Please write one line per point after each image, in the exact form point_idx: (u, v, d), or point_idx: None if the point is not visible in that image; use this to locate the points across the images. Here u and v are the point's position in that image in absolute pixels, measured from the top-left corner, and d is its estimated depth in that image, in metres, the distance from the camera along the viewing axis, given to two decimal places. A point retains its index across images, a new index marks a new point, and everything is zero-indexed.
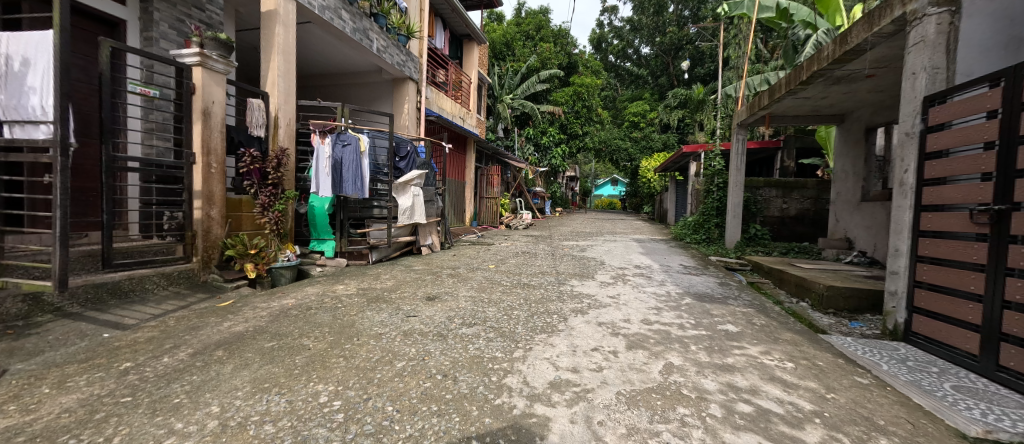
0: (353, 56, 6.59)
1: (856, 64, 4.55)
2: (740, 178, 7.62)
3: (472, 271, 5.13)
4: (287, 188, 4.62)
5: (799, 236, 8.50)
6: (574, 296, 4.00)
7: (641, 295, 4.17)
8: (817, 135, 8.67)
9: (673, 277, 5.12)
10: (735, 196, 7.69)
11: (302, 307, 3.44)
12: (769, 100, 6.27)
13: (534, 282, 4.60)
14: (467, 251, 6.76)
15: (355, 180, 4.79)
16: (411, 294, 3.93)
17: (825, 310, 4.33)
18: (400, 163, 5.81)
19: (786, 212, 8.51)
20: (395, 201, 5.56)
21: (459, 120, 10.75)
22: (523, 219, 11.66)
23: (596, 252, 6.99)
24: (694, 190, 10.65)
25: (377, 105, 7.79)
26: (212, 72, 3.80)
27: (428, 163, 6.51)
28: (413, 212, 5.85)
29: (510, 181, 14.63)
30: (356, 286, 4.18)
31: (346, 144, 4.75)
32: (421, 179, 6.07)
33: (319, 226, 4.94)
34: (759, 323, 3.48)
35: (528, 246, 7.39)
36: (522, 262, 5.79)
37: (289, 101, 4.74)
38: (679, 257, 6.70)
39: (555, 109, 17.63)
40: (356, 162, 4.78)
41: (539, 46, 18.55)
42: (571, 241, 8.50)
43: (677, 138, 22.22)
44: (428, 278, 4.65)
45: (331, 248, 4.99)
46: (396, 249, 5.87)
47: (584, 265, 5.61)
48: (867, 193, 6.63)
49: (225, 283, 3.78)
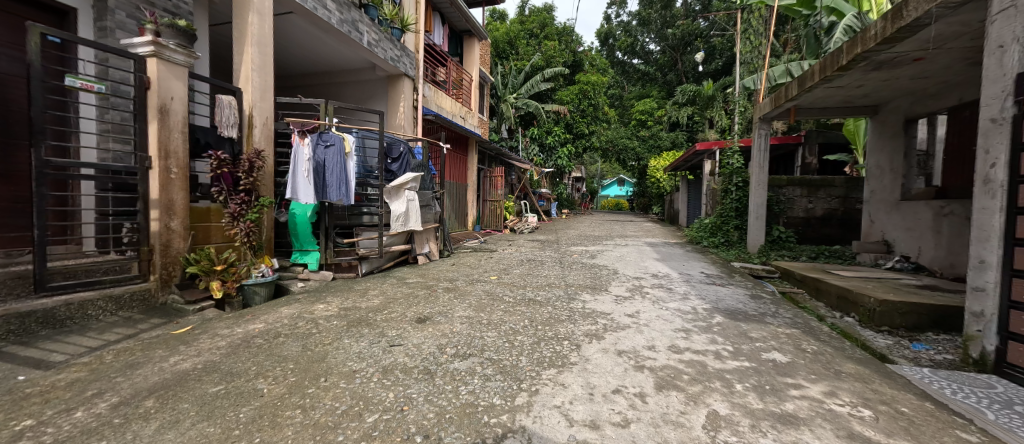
0: (342, 50, 6.13)
1: (908, 44, 3.98)
2: (763, 177, 7.01)
3: (472, 284, 4.62)
4: (264, 194, 4.15)
5: (827, 238, 7.86)
6: (587, 316, 3.47)
7: (665, 313, 3.62)
8: (844, 129, 8.05)
9: (696, 289, 4.55)
10: (758, 196, 7.08)
11: (271, 333, 2.95)
12: (798, 90, 5.68)
13: (541, 298, 4.06)
14: (468, 259, 6.25)
15: (340, 185, 4.31)
16: (401, 314, 3.43)
17: (877, 328, 3.76)
18: (392, 165, 5.34)
19: (812, 212, 7.89)
20: (387, 207, 5.08)
21: (460, 120, 10.28)
22: (529, 222, 11.11)
23: (608, 259, 6.43)
24: (709, 190, 10.05)
25: (371, 103, 7.32)
26: (171, 64, 3.33)
27: (423, 165, 6.02)
28: (407, 218, 5.36)
29: (514, 183, 14.11)
30: (339, 304, 3.68)
31: (329, 144, 4.26)
32: (416, 183, 5.58)
33: (301, 236, 4.45)
34: (810, 349, 2.90)
35: (534, 253, 6.86)
36: (528, 273, 5.26)
37: (266, 97, 4.27)
38: (700, 264, 6.12)
39: (560, 108, 17.20)
40: (340, 165, 4.29)
41: (544, 43, 18.09)
42: (580, 246, 7.94)
43: (687, 136, 21.55)
44: (421, 294, 4.13)
45: (314, 260, 4.49)
46: (389, 259, 5.37)
47: (596, 276, 5.07)
48: (908, 190, 6.02)
49: (186, 306, 3.29)
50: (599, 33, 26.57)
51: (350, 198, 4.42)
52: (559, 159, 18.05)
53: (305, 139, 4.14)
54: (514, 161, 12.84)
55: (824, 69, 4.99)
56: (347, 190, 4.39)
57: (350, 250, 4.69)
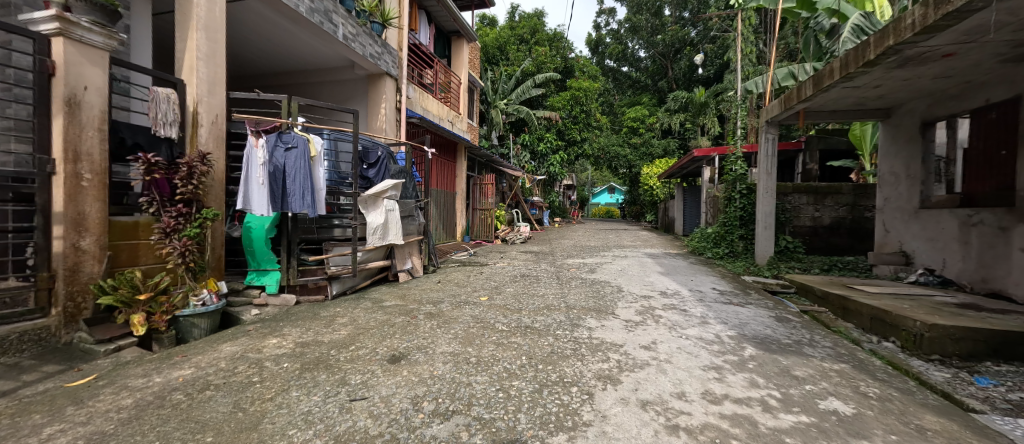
0: (316, 45, 5.55)
1: (947, 35, 3.55)
2: (772, 183, 6.55)
3: (459, 307, 4.01)
4: (211, 205, 3.52)
5: (836, 248, 7.45)
6: (595, 350, 2.89)
7: (686, 344, 3.06)
8: (850, 133, 7.71)
9: (714, 310, 4.02)
10: (766, 204, 6.59)
11: (197, 385, 2.30)
12: (813, 90, 5.23)
13: (539, 324, 3.48)
14: (455, 275, 5.64)
15: (303, 194, 3.68)
16: (371, 351, 2.81)
17: (925, 356, 3.27)
18: (369, 171, 4.74)
19: (819, 221, 7.49)
20: (363, 218, 4.47)
21: (448, 124, 9.74)
22: (521, 233, 10.53)
23: (609, 274, 5.87)
24: (708, 198, 9.65)
25: (350, 105, 6.71)
26: (83, 47, 2.71)
27: (406, 171, 5.42)
28: (386, 231, 4.75)
29: (505, 191, 13.55)
30: (295, 338, 3.04)
31: (290, 146, 3.66)
32: (397, 191, 4.97)
33: (259, 253, 3.81)
34: (873, 394, 2.35)
35: (528, 268, 6.28)
36: (522, 292, 4.68)
37: (215, 92, 3.64)
38: (710, 279, 5.60)
39: (552, 114, 16.81)
40: (304, 170, 3.68)
41: (535, 49, 17.75)
42: (577, 259, 7.40)
43: (679, 143, 21.36)
44: (398, 321, 3.50)
45: (273, 281, 3.83)
46: (365, 278, 4.74)
47: (599, 295, 4.51)
48: (927, 198, 5.62)
49: (96, 346, 2.63)
50: (589, 41, 26.52)
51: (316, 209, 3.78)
52: (551, 166, 17.56)
53: (261, 140, 3.56)
54: (504, 168, 12.31)
55: (846, 65, 4.54)
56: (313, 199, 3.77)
57: (319, 268, 4.05)
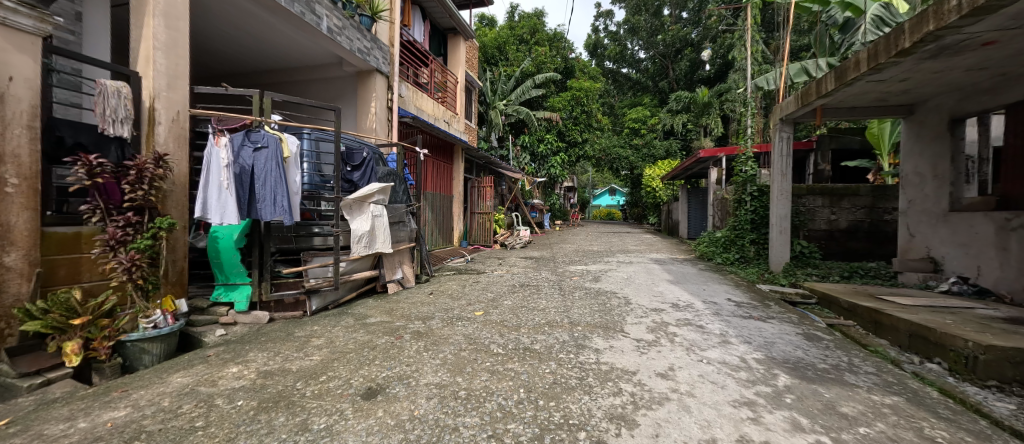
0: (299, 39, 5.19)
1: (995, 19, 3.16)
2: (786, 185, 6.14)
3: (451, 324, 3.62)
4: (170, 213, 3.14)
5: (854, 253, 7.04)
6: (605, 381, 2.48)
7: (708, 371, 2.65)
8: (867, 132, 7.33)
9: (733, 326, 3.62)
10: (781, 207, 6.19)
11: (125, 433, 1.90)
12: (833, 84, 4.83)
13: (539, 345, 3.08)
14: (449, 285, 5.25)
15: (275, 198, 3.30)
16: (343, 383, 2.41)
17: (980, 382, 2.86)
18: (353, 174, 4.35)
19: (835, 224, 7.09)
20: (346, 225, 4.11)
21: (445, 125, 9.37)
22: (521, 237, 10.14)
23: (614, 282, 5.48)
24: (715, 200, 9.25)
25: (339, 103, 6.32)
26: (9, 31, 2.34)
27: (396, 173, 5.04)
28: (373, 239, 4.37)
29: (504, 194, 13.17)
30: (259, 366, 2.64)
31: (259, 146, 3.29)
32: (385, 195, 4.59)
33: (227, 266, 3.42)
34: (944, 439, 1.95)
35: (528, 276, 5.89)
36: (521, 304, 4.30)
37: (176, 86, 3.26)
38: (724, 288, 5.19)
39: (552, 115, 16.47)
40: (276, 172, 3.30)
41: (534, 49, 17.41)
42: (579, 266, 7.00)
43: (681, 144, 21.00)
44: (380, 343, 3.11)
45: (243, 297, 3.44)
46: (350, 290, 4.36)
47: (605, 309, 4.11)
48: (957, 200, 5.21)
49: (19, 380, 2.24)
50: (588, 43, 26.25)
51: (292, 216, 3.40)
52: (552, 168, 17.14)
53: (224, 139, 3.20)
54: (503, 170, 11.94)
55: (873, 56, 4.11)
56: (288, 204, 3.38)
57: (296, 282, 3.67)
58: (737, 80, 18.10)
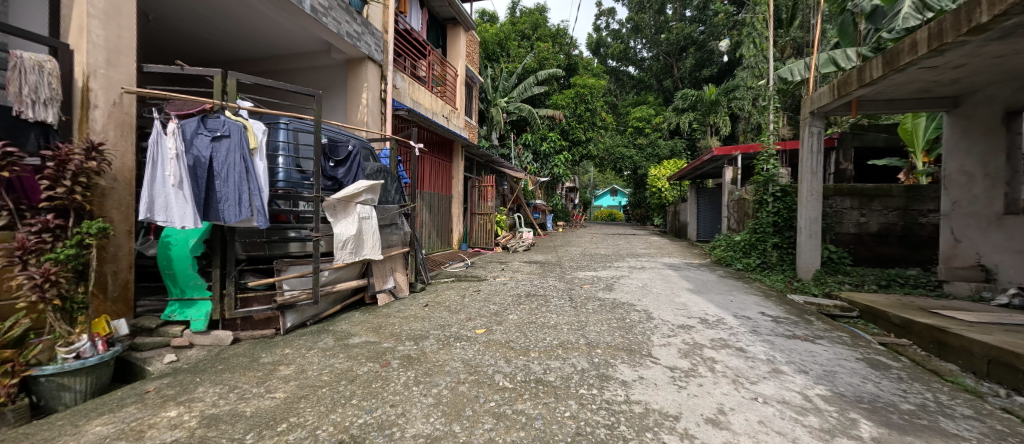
0: (281, 21, 4.65)
1: None
2: (817, 185, 5.59)
3: (447, 345, 3.08)
4: (109, 216, 2.62)
5: (885, 259, 6.50)
6: (643, 432, 1.94)
7: (769, 415, 2.10)
8: (898, 128, 6.80)
9: (778, 349, 3.08)
10: (811, 209, 5.63)
11: None
12: (879, 72, 4.28)
13: (553, 377, 2.55)
14: (447, 295, 4.73)
15: (241, 197, 2.82)
16: (307, 436, 1.87)
17: None
18: (337, 170, 3.81)
19: (865, 227, 6.55)
20: (330, 228, 3.62)
21: (444, 120, 8.84)
22: (524, 239, 9.60)
23: (629, 292, 4.94)
24: (730, 201, 8.72)
25: (329, 95, 5.80)
26: None
27: (387, 170, 4.51)
28: (361, 244, 3.88)
29: (506, 194, 12.66)
30: (204, 409, 2.11)
31: (218, 134, 2.77)
32: (376, 195, 4.09)
33: (181, 278, 2.89)
34: None
35: (534, 284, 5.37)
36: (528, 319, 3.77)
37: (117, 62, 2.72)
38: (753, 300, 4.66)
39: (556, 113, 15.96)
40: (242, 166, 2.82)
41: (537, 45, 16.92)
42: (588, 272, 6.48)
43: (687, 143, 20.49)
44: (360, 372, 2.57)
45: (200, 316, 2.92)
46: (334, 303, 3.85)
47: (625, 326, 3.58)
48: (1014, 202, 4.77)
49: None
50: (591, 41, 25.78)
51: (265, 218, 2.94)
52: (555, 167, 16.50)
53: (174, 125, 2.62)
54: (505, 169, 11.41)
55: (936, 36, 3.55)
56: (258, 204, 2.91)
57: (268, 296, 3.15)
58: (745, 77, 17.63)
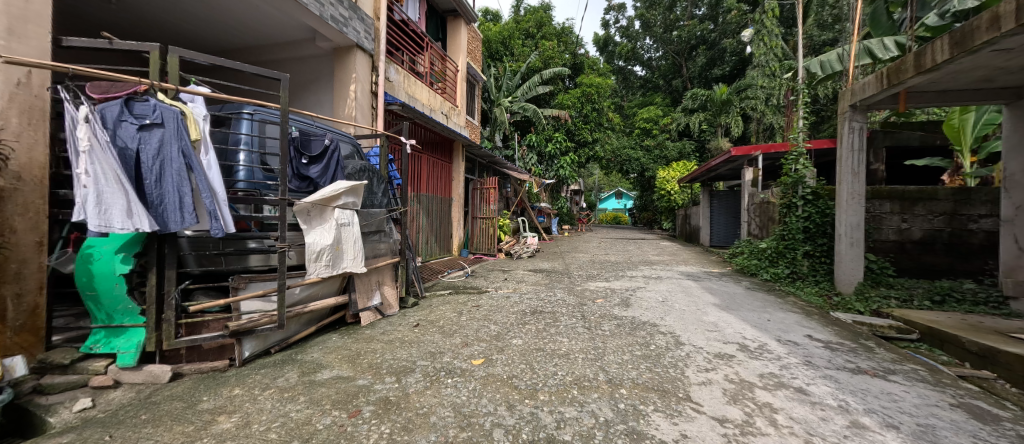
0: (256, 4, 4.14)
1: None
2: (859, 187, 4.97)
3: (435, 383, 2.50)
4: (12, 224, 2.11)
5: (930, 269, 5.85)
6: None
7: None
8: (942, 124, 6.16)
9: (848, 390, 2.46)
10: (853, 213, 5.01)
11: None
12: (942, 56, 3.69)
13: (566, 434, 1.96)
14: (442, 311, 4.16)
15: (183, 199, 2.33)
16: None
17: None
18: (311, 169, 3.25)
19: (906, 234, 5.92)
20: (304, 239, 3.07)
21: (444, 118, 8.31)
22: (529, 245, 9.02)
23: (648, 308, 4.36)
24: (750, 205, 8.13)
25: (314, 88, 5.28)
26: None
27: (373, 170, 3.95)
28: (339, 256, 3.32)
29: (510, 197, 12.13)
30: None
31: (148, 122, 2.25)
32: (358, 198, 3.53)
33: (107, 300, 2.33)
34: None
35: (540, 298, 4.79)
36: (535, 345, 3.20)
37: (23, 32, 2.19)
38: (792, 319, 4.05)
39: (561, 113, 15.41)
40: (182, 162, 2.32)
41: (541, 43, 16.46)
42: (600, 282, 5.90)
43: (696, 145, 19.88)
44: (318, 428, 1.98)
45: (130, 348, 2.35)
46: (307, 324, 3.29)
47: (651, 355, 2.99)
48: None
49: None
50: (597, 41, 25.30)
51: (220, 224, 2.45)
52: (561, 169, 15.79)
53: (87, 110, 2.10)
54: (509, 171, 10.87)
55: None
56: (207, 208, 2.41)
57: (222, 319, 2.63)
58: (757, 76, 17.02)
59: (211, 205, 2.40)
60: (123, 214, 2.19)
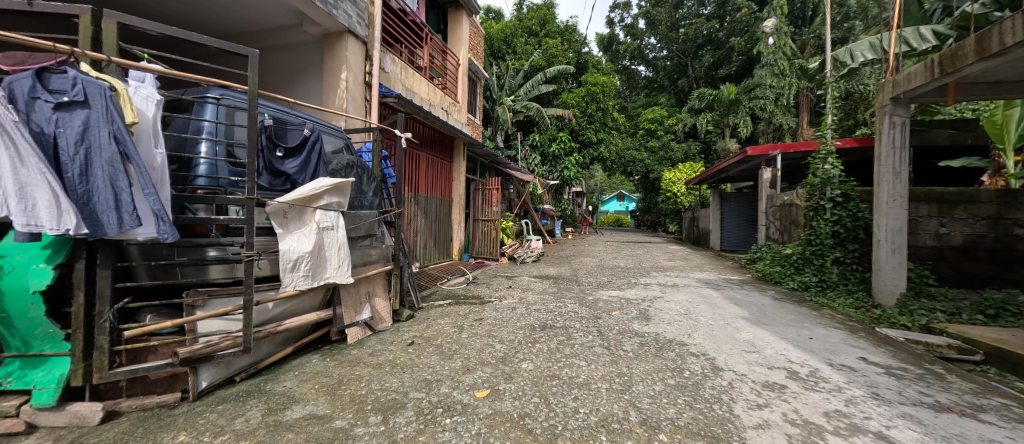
0: None
1: None
2: (902, 188, 4.50)
3: (430, 425, 2.03)
4: None
5: (972, 278, 5.38)
6: None
7: None
8: (984, 120, 5.69)
9: (941, 437, 1.99)
10: (895, 217, 4.54)
11: None
12: (1012, 38, 3.23)
13: None
14: (440, 326, 3.69)
15: (121, 196, 1.91)
16: None
17: None
18: (288, 162, 2.76)
19: (945, 240, 5.45)
20: (280, 245, 2.63)
21: (444, 114, 7.86)
22: (533, 249, 8.56)
23: (670, 322, 3.90)
24: (768, 208, 7.68)
25: (303, 79, 4.83)
26: None
27: (363, 167, 3.50)
28: (320, 265, 2.85)
29: (513, 198, 11.68)
30: None
31: (68, 100, 1.82)
32: (345, 199, 3.07)
33: (20, 322, 1.88)
34: None
35: (549, 310, 4.32)
36: (548, 370, 2.73)
37: None
38: (836, 337, 3.57)
39: (565, 113, 15.00)
40: (115, 151, 1.90)
41: (544, 41, 16.07)
42: (612, 291, 5.44)
43: (702, 146, 19.44)
44: None
45: (49, 382, 1.90)
46: (283, 344, 2.83)
47: (688, 384, 2.52)
48: None
49: None
50: (601, 40, 24.93)
51: (168, 227, 2.04)
52: (565, 169, 15.33)
53: None
54: (512, 171, 10.47)
55: None
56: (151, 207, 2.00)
57: (174, 343, 2.18)
58: (766, 75, 16.52)
59: (157, 203, 1.99)
60: (51, 210, 1.77)
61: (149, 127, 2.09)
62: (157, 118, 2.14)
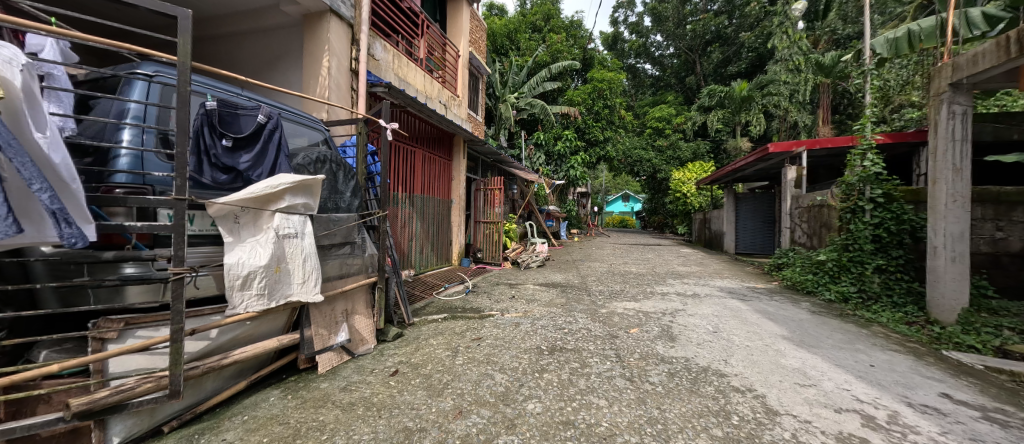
0: None
1: None
2: (963, 187, 3.92)
3: None
4: None
5: None
6: None
7: None
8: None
9: None
10: (955, 219, 3.96)
11: None
12: None
13: None
14: (432, 349, 3.15)
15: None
16: None
17: None
18: (243, 156, 2.25)
19: (1003, 246, 4.84)
20: (229, 254, 2.12)
21: (443, 109, 7.35)
22: (538, 253, 8.02)
23: (700, 343, 3.34)
24: (794, 210, 7.09)
25: (282, 66, 4.32)
26: None
27: (341, 163, 2.99)
28: (281, 281, 2.34)
29: (516, 199, 11.16)
30: None
31: None
32: (315, 199, 2.55)
33: None
34: None
35: (558, 326, 3.78)
36: (560, 413, 2.19)
37: None
38: (902, 364, 3.00)
39: (569, 110, 14.51)
40: None
41: (549, 37, 15.55)
42: (626, 302, 4.89)
43: (712, 145, 18.80)
44: None
45: None
46: (237, 378, 2.32)
47: (741, 437, 1.97)
48: None
49: None
50: (606, 38, 24.37)
51: (72, 230, 1.59)
52: (571, 168, 14.74)
53: None
54: (516, 170, 9.95)
55: None
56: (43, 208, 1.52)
57: (72, 389, 1.69)
58: (780, 71, 15.85)
59: (52, 203, 1.53)
60: None
61: (18, 102, 1.51)
62: (28, 88, 1.55)
